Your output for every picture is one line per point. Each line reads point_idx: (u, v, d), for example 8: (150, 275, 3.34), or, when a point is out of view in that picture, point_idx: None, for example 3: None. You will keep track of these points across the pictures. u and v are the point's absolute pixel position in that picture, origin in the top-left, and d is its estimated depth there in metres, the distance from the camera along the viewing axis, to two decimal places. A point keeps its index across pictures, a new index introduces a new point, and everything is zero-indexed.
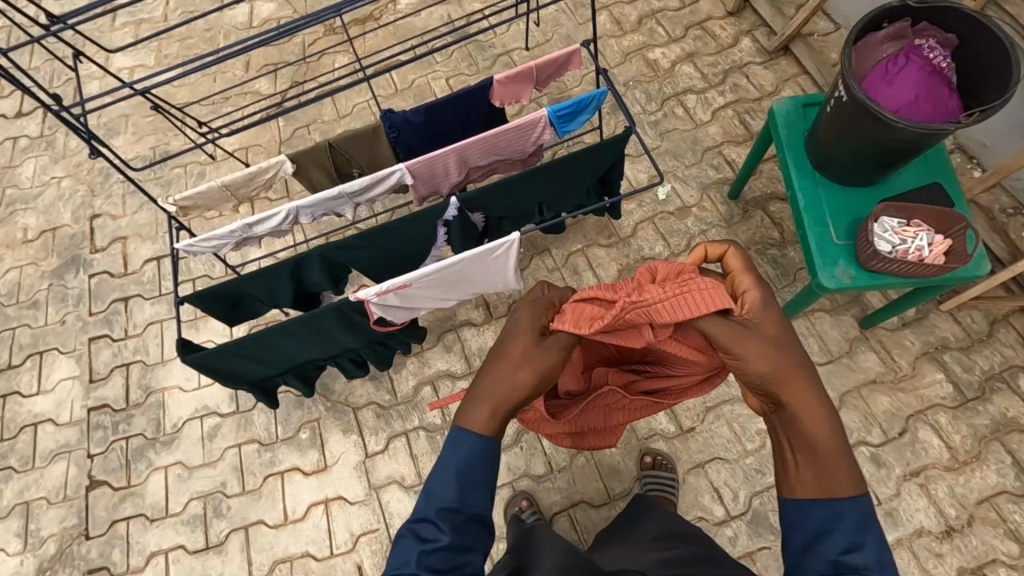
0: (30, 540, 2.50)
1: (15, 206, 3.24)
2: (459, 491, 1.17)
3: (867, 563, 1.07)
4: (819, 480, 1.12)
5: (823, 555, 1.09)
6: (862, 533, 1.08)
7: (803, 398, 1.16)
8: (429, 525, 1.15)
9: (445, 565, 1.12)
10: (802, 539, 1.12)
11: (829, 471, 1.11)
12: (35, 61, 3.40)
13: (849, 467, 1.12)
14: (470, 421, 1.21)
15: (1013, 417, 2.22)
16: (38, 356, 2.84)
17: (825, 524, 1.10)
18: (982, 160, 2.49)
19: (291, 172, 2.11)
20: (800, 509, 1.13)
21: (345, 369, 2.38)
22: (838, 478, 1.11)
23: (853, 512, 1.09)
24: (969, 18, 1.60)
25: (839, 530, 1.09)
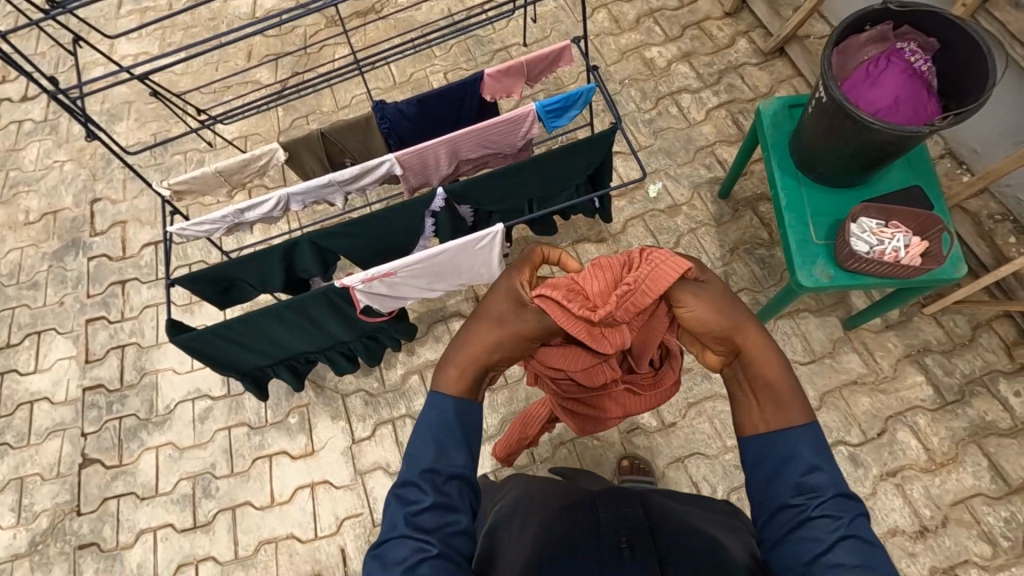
0: (24, 514, 2.56)
1: (18, 188, 3.30)
2: (439, 451, 1.19)
3: (824, 481, 1.11)
4: (774, 411, 1.17)
5: (784, 479, 1.13)
6: (817, 455, 1.13)
7: (758, 347, 1.20)
8: (412, 487, 1.17)
9: (434, 523, 1.13)
10: (767, 469, 1.15)
11: (784, 405, 1.16)
12: (41, 47, 3.45)
13: (800, 400, 1.17)
14: (444, 382, 1.24)
15: (992, 420, 2.24)
16: (36, 335, 2.90)
17: (784, 452, 1.14)
18: (972, 165, 2.50)
19: (284, 159, 2.15)
20: (759, 442, 1.18)
21: (335, 361, 2.41)
22: (792, 410, 1.16)
23: (805, 438, 1.14)
24: (949, 22, 1.62)
25: (797, 455, 1.13)
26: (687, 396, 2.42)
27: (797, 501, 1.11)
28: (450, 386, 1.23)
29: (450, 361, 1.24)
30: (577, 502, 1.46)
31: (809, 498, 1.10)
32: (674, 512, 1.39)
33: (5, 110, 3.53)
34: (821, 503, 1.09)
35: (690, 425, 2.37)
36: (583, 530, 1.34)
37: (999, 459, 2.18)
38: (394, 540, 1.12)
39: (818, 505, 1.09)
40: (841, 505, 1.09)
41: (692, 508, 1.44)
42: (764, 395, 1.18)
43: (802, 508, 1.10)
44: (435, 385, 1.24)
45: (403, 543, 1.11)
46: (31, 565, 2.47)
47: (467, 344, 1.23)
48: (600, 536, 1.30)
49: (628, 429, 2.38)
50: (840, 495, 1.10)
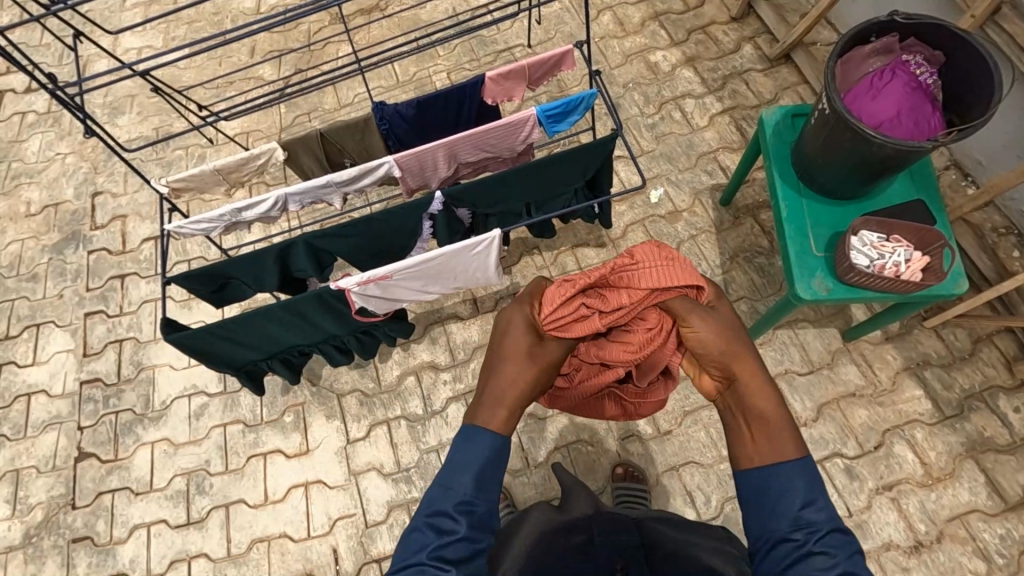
0: (19, 506, 2.56)
1: (20, 180, 3.30)
2: (479, 488, 1.19)
3: (820, 515, 1.11)
4: (763, 444, 1.17)
5: (782, 515, 1.12)
6: (814, 490, 1.13)
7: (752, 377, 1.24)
8: (445, 518, 1.17)
9: (462, 555, 1.15)
10: (760, 503, 1.15)
11: (774, 436, 1.17)
12: (46, 39, 3.46)
13: (794, 433, 1.17)
14: (489, 421, 1.23)
15: (990, 436, 2.22)
16: (34, 328, 2.90)
17: (780, 488, 1.13)
18: (977, 177, 2.47)
19: (283, 159, 2.14)
20: (754, 478, 1.17)
21: (329, 356, 2.41)
22: (784, 443, 1.16)
23: (802, 475, 1.13)
24: (955, 36, 1.61)
25: (790, 490, 1.13)
26: (682, 404, 2.40)
27: (794, 535, 1.11)
28: (497, 422, 1.23)
29: (497, 401, 1.24)
30: (573, 525, 1.47)
31: (807, 533, 1.10)
32: (670, 540, 1.40)
33: (8, 101, 3.53)
34: (820, 538, 1.09)
35: (685, 434, 2.36)
36: (579, 558, 1.35)
37: (996, 476, 2.16)
38: (418, 565, 1.15)
39: (817, 540, 1.09)
40: (836, 540, 1.10)
41: (689, 534, 1.42)
42: (753, 427, 1.20)
43: (801, 542, 1.10)
44: (480, 423, 1.23)
45: (426, 571, 1.13)
46: (25, 557, 2.48)
47: (505, 381, 1.26)
48: (595, 565, 1.33)
49: (623, 436, 2.37)
50: (837, 530, 1.11)
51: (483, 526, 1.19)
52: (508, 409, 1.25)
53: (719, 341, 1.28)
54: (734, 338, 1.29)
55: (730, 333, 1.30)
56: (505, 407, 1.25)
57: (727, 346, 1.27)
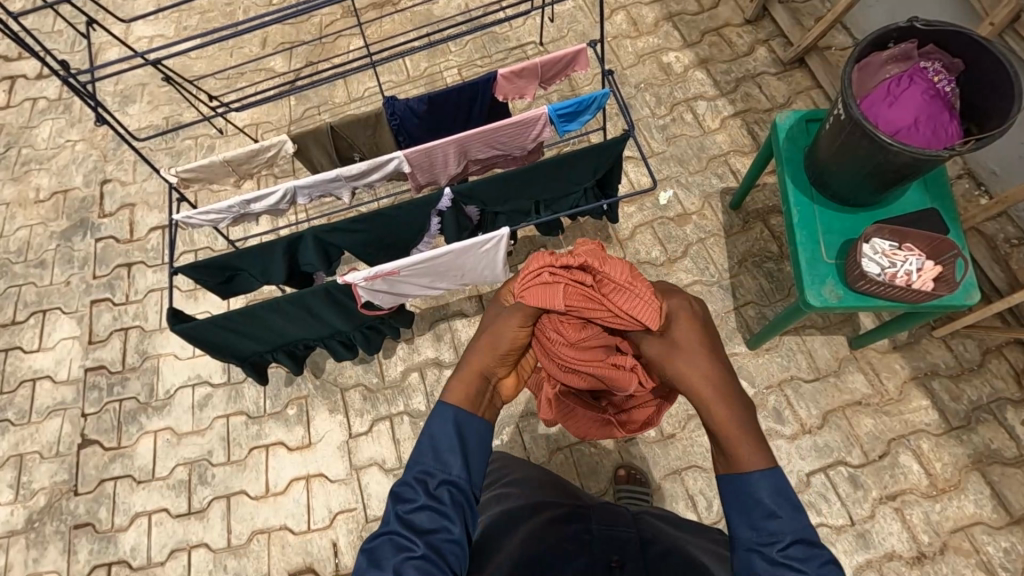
0: (22, 491, 2.57)
1: (30, 166, 3.31)
2: (437, 457, 1.17)
3: (783, 526, 1.07)
4: (728, 452, 1.14)
5: (749, 520, 1.09)
6: (779, 500, 1.09)
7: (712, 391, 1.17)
8: (408, 487, 1.15)
9: (425, 525, 1.11)
10: (729, 509, 1.13)
11: (736, 448, 1.13)
12: (58, 26, 3.47)
13: (759, 444, 1.13)
14: (450, 393, 1.23)
15: (997, 449, 2.20)
16: (41, 314, 2.91)
17: (744, 496, 1.11)
18: (991, 187, 2.45)
19: (293, 152, 2.14)
20: (724, 486, 1.15)
21: (334, 350, 2.41)
22: (747, 455, 1.12)
23: (763, 485, 1.10)
24: (976, 43, 1.58)
25: (758, 500, 1.09)
26: (687, 407, 2.39)
27: (758, 541, 1.08)
28: (456, 395, 1.23)
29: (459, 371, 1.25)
30: (572, 513, 1.41)
31: (769, 541, 1.07)
32: (666, 537, 1.35)
33: (20, 87, 3.55)
34: (784, 548, 1.05)
35: (689, 438, 2.35)
36: (574, 545, 1.29)
37: (1001, 488, 2.14)
38: (385, 538, 1.10)
39: (781, 550, 1.06)
40: (805, 551, 1.06)
41: (687, 534, 1.37)
42: (717, 438, 1.16)
43: (766, 550, 1.07)
44: (440, 394, 1.24)
45: (388, 540, 1.10)
46: (26, 542, 2.49)
47: (471, 357, 1.26)
48: (590, 555, 1.27)
49: (627, 438, 2.37)
50: (803, 542, 1.06)
51: (446, 498, 1.14)
52: (466, 381, 1.24)
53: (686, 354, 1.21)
54: (699, 347, 1.21)
55: (692, 349, 1.21)
56: (465, 381, 1.24)
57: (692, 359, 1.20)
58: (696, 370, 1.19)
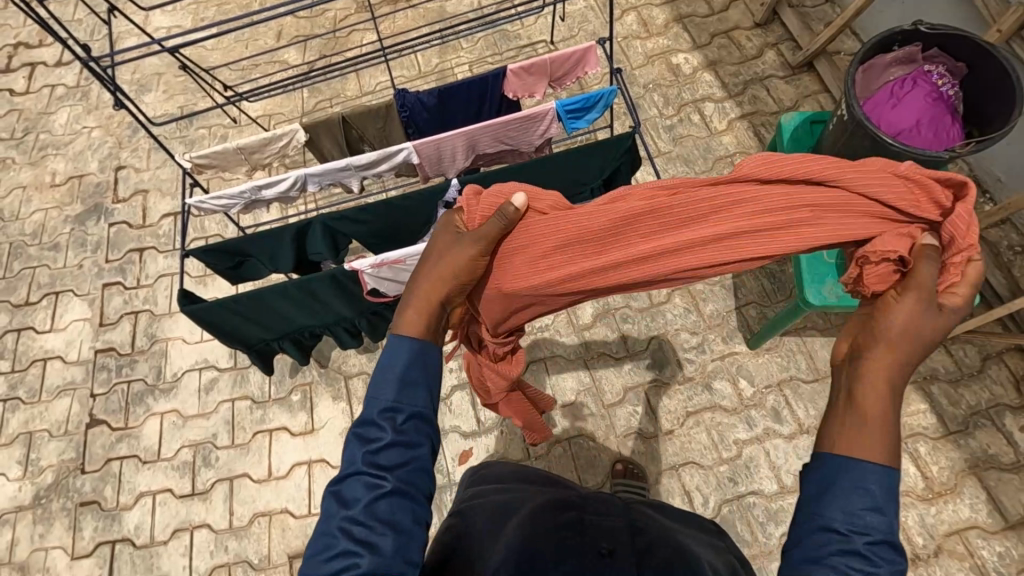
0: (30, 467, 2.63)
1: (47, 151, 3.37)
2: (402, 390, 1.05)
3: (881, 523, 0.88)
4: (862, 429, 0.94)
5: (839, 505, 0.90)
6: (885, 499, 0.89)
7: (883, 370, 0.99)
8: (371, 426, 1.03)
9: (397, 462, 1.01)
10: (819, 486, 0.93)
11: (870, 426, 0.94)
12: (78, 15, 3.54)
13: (892, 442, 0.93)
14: (402, 325, 1.13)
15: (994, 454, 2.21)
16: (54, 296, 2.97)
17: (849, 480, 0.91)
18: (995, 195, 2.44)
19: (304, 141, 2.17)
20: (821, 462, 0.95)
21: (340, 338, 2.45)
22: (875, 441, 0.93)
23: (879, 478, 0.90)
24: (978, 47, 1.61)
25: (863, 488, 0.90)
26: (685, 405, 2.42)
27: (844, 529, 0.89)
28: (411, 327, 1.12)
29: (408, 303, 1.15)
30: (565, 502, 1.40)
31: (859, 533, 0.88)
32: (659, 527, 1.33)
33: (39, 74, 3.62)
34: (871, 543, 0.87)
35: (686, 435, 2.37)
36: (569, 530, 1.27)
37: (997, 493, 2.15)
38: (353, 478, 1.00)
39: (865, 543, 0.87)
40: (887, 554, 0.88)
41: (679, 525, 1.37)
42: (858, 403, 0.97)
43: (849, 541, 0.88)
44: (394, 327, 1.12)
45: (358, 481, 0.99)
46: (33, 518, 2.54)
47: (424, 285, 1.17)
48: (582, 540, 1.24)
49: (625, 433, 2.39)
50: (889, 543, 0.89)
51: (414, 432, 1.04)
52: (422, 315, 1.14)
53: (906, 326, 1.01)
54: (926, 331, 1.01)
55: (920, 332, 1.01)
56: (420, 309, 1.14)
57: (905, 332, 1.00)
58: (910, 339, 1.00)
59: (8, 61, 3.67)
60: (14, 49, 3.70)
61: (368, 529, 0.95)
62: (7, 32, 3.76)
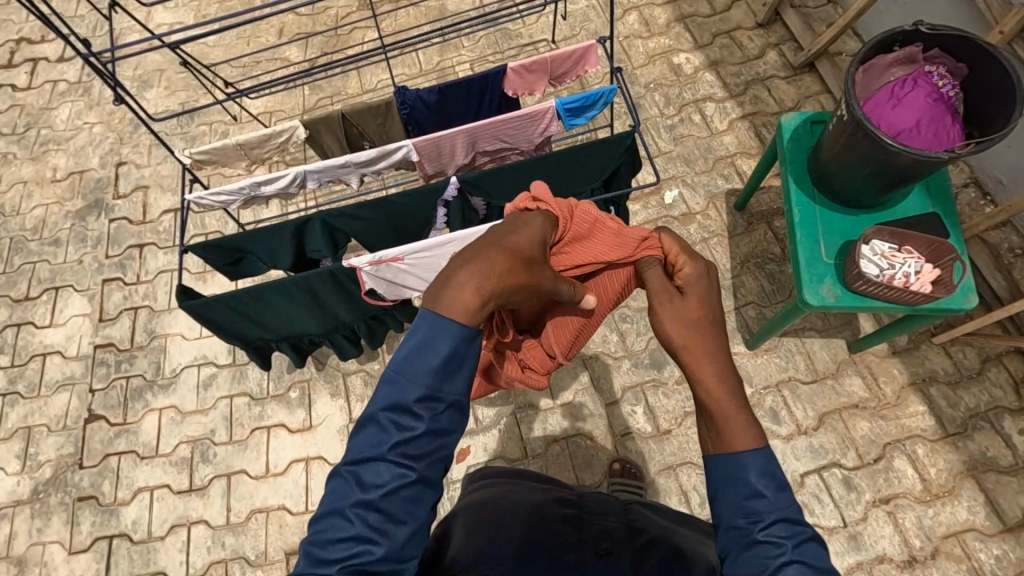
0: (29, 462, 2.63)
1: (48, 146, 3.38)
2: (442, 371, 0.91)
3: (769, 505, 0.92)
4: (714, 427, 1.00)
5: (729, 500, 0.94)
6: (771, 482, 0.93)
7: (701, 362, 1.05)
8: (402, 410, 0.91)
9: (422, 452, 0.91)
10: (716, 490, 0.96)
11: (725, 420, 0.98)
12: (80, 11, 3.54)
13: (750, 419, 0.99)
14: (450, 306, 0.94)
15: (992, 456, 2.20)
16: (53, 291, 2.97)
17: (728, 475, 0.96)
18: (996, 197, 2.45)
19: (304, 138, 2.18)
20: (711, 468, 0.99)
21: (340, 346, 2.45)
22: (737, 429, 0.97)
23: (755, 464, 0.94)
24: (979, 48, 1.60)
25: (743, 479, 0.94)
26: (684, 405, 2.42)
27: (743, 523, 0.92)
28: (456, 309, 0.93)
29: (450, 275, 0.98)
30: (563, 500, 1.41)
31: (751, 521, 0.92)
32: (656, 525, 1.34)
33: (41, 69, 3.62)
34: (767, 529, 0.91)
35: (684, 434, 2.37)
36: (567, 528, 1.28)
37: (995, 496, 2.15)
38: (374, 461, 0.90)
39: (762, 529, 0.91)
40: (787, 529, 0.90)
41: (675, 525, 1.37)
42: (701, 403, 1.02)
43: (747, 531, 0.92)
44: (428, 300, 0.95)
45: (381, 466, 0.90)
46: (31, 512, 2.54)
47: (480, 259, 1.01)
48: (580, 539, 1.24)
49: (623, 433, 2.39)
50: (787, 520, 0.92)
51: (446, 423, 0.93)
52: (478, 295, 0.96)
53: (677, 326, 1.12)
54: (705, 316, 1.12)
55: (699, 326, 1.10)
56: (468, 290, 0.95)
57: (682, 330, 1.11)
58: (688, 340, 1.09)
59: (10, 57, 3.67)
60: (16, 44, 3.71)
61: (385, 517, 0.89)
62: (10, 27, 3.77)
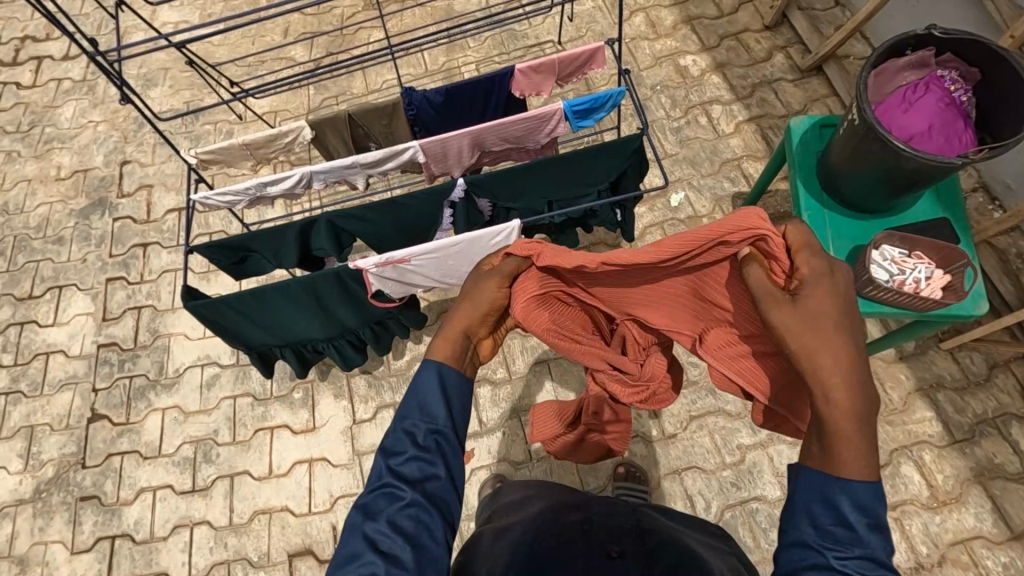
0: (31, 461, 2.63)
1: (52, 144, 3.37)
2: (424, 403, 1.07)
3: (857, 537, 0.92)
4: (828, 447, 0.97)
5: (812, 520, 0.95)
6: (864, 511, 0.93)
7: (832, 382, 0.98)
8: (398, 439, 1.05)
9: (420, 474, 1.02)
10: (799, 505, 0.97)
11: (838, 444, 0.96)
12: (85, 9, 3.54)
13: (866, 447, 0.95)
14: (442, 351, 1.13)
15: (1000, 463, 2.19)
16: (57, 289, 2.97)
17: (818, 495, 0.96)
18: (1005, 202, 2.44)
19: (310, 138, 2.17)
20: (797, 477, 1.01)
21: (344, 354, 2.43)
22: (847, 455, 0.95)
23: (858, 492, 0.93)
24: (993, 53, 1.59)
25: (833, 502, 0.94)
26: (689, 408, 2.41)
27: (819, 545, 0.93)
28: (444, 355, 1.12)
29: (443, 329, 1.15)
30: (571, 507, 1.39)
31: (833, 546, 0.93)
32: (664, 528, 1.32)
33: (46, 67, 3.62)
34: (844, 558, 0.91)
35: (689, 438, 2.36)
36: (575, 533, 1.26)
37: (1003, 503, 2.13)
38: (378, 490, 1.02)
39: (842, 558, 0.91)
40: (871, 566, 0.91)
41: (685, 529, 1.35)
42: (818, 424, 0.99)
43: (822, 555, 0.92)
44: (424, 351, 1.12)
45: (382, 492, 1.01)
46: (33, 511, 2.53)
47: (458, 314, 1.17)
48: (589, 543, 1.21)
49: None
50: (869, 559, 0.91)
51: (437, 447, 1.05)
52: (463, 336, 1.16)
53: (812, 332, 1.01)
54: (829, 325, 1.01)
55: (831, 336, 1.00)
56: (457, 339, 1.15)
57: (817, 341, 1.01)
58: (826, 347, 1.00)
59: (15, 55, 3.67)
60: (21, 42, 3.70)
61: (390, 540, 0.96)
62: (15, 25, 3.76)
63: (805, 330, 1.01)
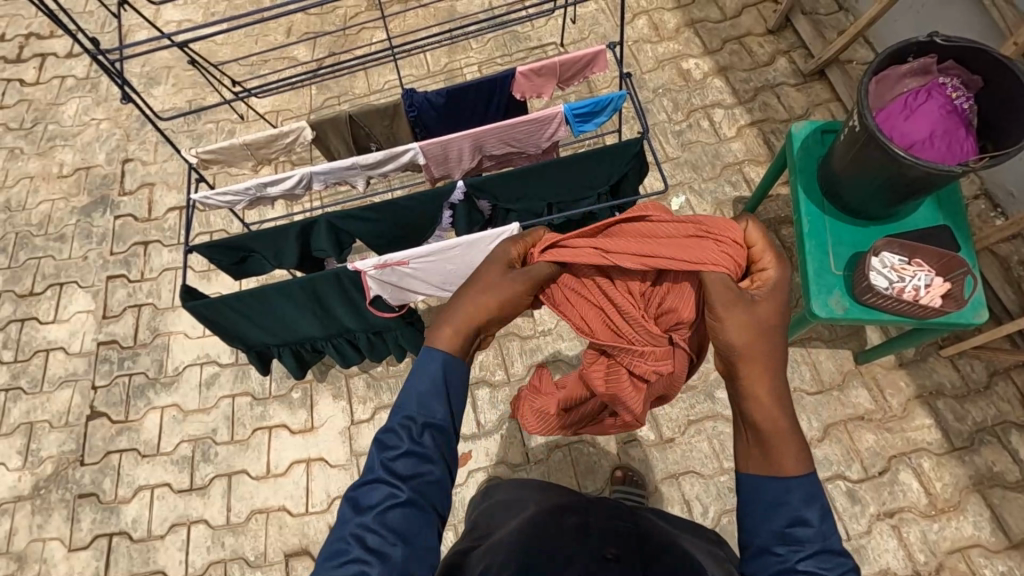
0: (30, 458, 2.63)
1: (55, 141, 3.38)
2: (423, 398, 1.05)
3: (812, 535, 0.94)
4: (762, 448, 1.01)
5: (766, 526, 0.97)
6: (809, 508, 0.96)
7: (759, 379, 1.04)
8: (391, 433, 1.03)
9: (410, 471, 1.00)
10: (748, 510, 1.00)
11: (777, 446, 1.00)
12: (88, 7, 3.55)
13: (799, 447, 1.00)
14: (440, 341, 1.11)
15: (999, 471, 2.18)
16: (58, 287, 2.97)
17: (770, 499, 0.98)
18: (1007, 209, 2.43)
19: (311, 139, 2.17)
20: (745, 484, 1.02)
21: (343, 353, 2.44)
22: (782, 454, 1.00)
23: (800, 490, 0.97)
24: (995, 61, 1.58)
25: (783, 504, 0.97)
26: (687, 413, 2.40)
27: (779, 549, 0.96)
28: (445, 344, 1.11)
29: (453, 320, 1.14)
30: (568, 508, 1.38)
31: (791, 549, 0.95)
32: (661, 534, 1.32)
33: (49, 64, 3.63)
34: (804, 559, 0.94)
35: (688, 443, 2.36)
36: (571, 533, 1.26)
37: (1002, 511, 2.12)
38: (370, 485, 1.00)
39: (802, 559, 0.94)
40: (829, 562, 0.94)
41: (679, 533, 1.35)
42: (755, 428, 1.02)
43: (784, 559, 0.95)
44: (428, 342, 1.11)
45: (374, 488, 1.00)
46: (32, 508, 2.54)
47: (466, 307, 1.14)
48: (586, 543, 1.22)
49: (625, 440, 2.38)
50: (829, 551, 0.95)
51: (430, 443, 1.04)
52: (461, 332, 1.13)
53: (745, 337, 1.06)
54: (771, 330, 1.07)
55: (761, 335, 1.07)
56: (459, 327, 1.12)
57: (750, 342, 1.06)
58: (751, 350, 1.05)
59: (19, 52, 3.68)
60: (25, 40, 3.71)
61: (380, 538, 0.95)
62: (19, 22, 3.78)
63: (750, 335, 1.06)
